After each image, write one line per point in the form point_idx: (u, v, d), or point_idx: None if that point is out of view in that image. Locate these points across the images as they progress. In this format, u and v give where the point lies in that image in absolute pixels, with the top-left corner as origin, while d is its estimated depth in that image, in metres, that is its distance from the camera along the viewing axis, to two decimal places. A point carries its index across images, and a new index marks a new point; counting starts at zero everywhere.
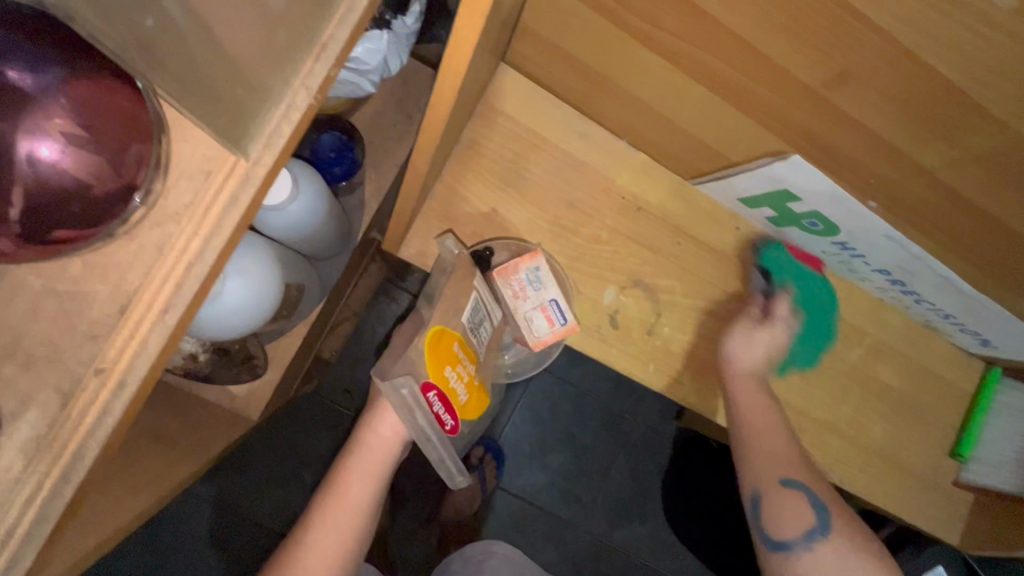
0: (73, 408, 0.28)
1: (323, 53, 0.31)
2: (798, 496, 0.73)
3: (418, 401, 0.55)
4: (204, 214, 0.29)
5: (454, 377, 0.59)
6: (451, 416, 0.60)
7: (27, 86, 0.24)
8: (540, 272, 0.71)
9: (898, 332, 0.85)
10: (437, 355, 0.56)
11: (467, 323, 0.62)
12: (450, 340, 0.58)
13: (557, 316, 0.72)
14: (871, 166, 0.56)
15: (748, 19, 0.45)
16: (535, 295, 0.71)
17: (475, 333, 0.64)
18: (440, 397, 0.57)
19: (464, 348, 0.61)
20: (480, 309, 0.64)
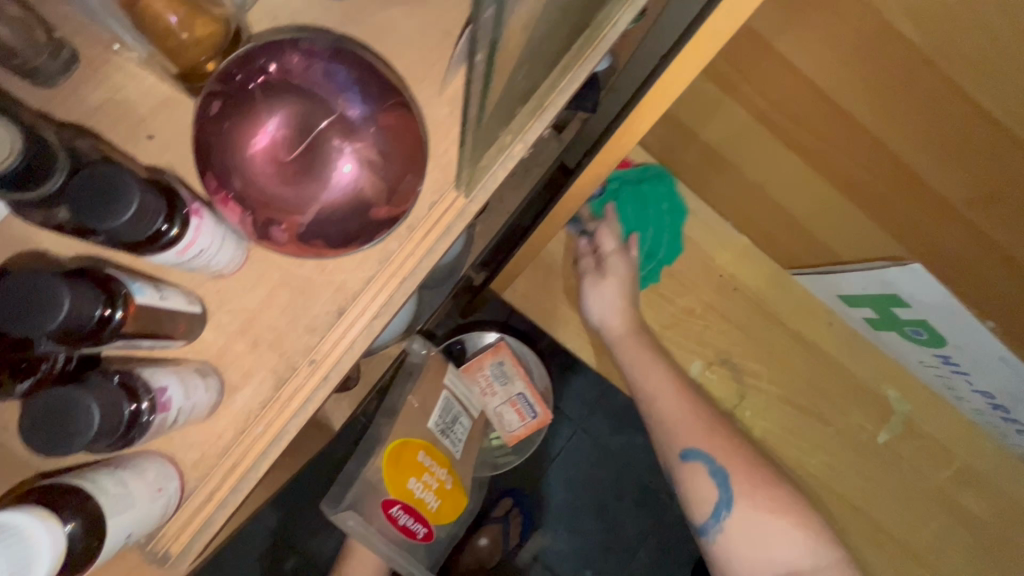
0: (285, 391, 0.30)
1: (542, 116, 0.36)
2: (699, 469, 0.67)
3: (379, 517, 0.58)
4: (422, 238, 0.32)
5: (420, 487, 0.60)
6: (422, 524, 0.62)
7: (353, 118, 0.29)
8: (504, 367, 0.81)
9: (991, 461, 0.81)
10: (397, 471, 0.58)
11: (435, 428, 0.63)
12: (414, 451, 0.60)
13: (525, 407, 0.84)
14: (1003, 288, 0.56)
15: (901, 131, 0.48)
16: (503, 389, 0.81)
17: (447, 434, 0.64)
18: (406, 509, 0.59)
19: (432, 454, 0.61)
20: (452, 408, 0.66)
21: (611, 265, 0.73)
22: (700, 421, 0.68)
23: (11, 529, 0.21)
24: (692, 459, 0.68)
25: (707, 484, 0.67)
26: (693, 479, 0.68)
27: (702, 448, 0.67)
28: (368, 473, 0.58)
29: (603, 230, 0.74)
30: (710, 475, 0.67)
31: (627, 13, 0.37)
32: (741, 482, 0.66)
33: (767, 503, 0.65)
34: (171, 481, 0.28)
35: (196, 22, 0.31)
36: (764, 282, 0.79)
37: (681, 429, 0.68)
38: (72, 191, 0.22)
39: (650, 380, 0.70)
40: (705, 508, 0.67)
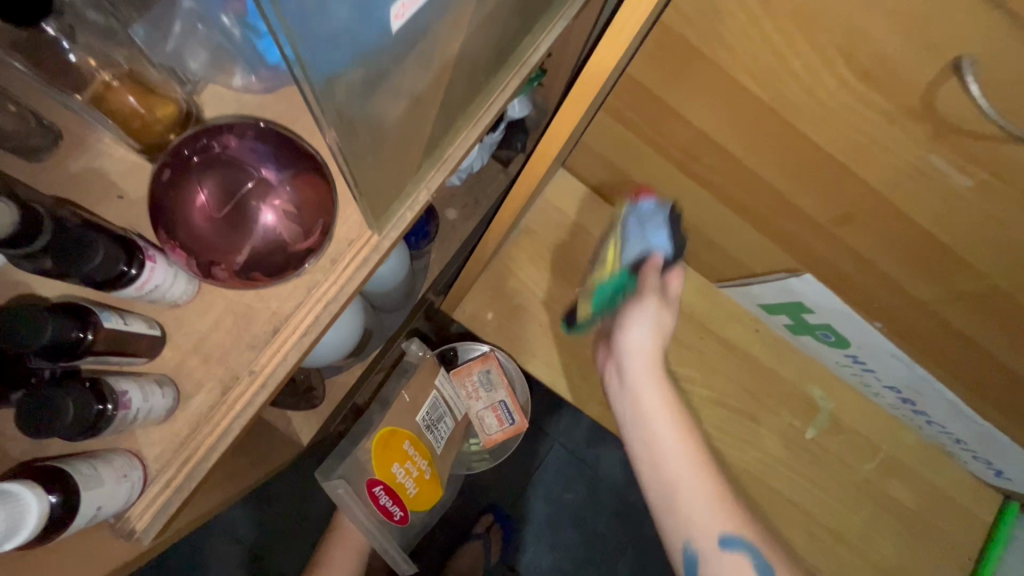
0: (230, 396, 0.38)
1: (443, 167, 0.43)
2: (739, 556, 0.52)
3: (362, 493, 0.71)
4: (342, 269, 0.40)
5: (402, 473, 0.72)
6: (399, 507, 0.74)
7: (273, 180, 0.39)
8: (489, 375, 0.88)
9: (912, 452, 0.88)
10: (384, 455, 0.70)
11: (421, 422, 0.75)
12: (400, 440, 0.72)
13: (506, 415, 0.90)
14: (879, 295, 0.64)
15: (768, 163, 0.57)
16: (487, 395, 0.89)
17: (430, 430, 0.76)
18: (387, 491, 0.71)
19: (416, 446, 0.74)
20: (438, 407, 0.78)
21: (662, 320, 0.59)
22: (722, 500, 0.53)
23: (15, 493, 0.29)
24: (696, 551, 0.53)
25: None
26: (714, 569, 0.52)
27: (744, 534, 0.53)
28: (358, 455, 0.71)
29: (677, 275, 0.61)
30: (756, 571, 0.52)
31: (515, 80, 0.45)
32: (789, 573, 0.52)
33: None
34: (136, 469, 0.35)
35: (155, 104, 0.39)
36: (695, 295, 0.87)
37: (698, 504, 0.53)
38: (52, 247, 0.29)
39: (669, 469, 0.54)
40: None
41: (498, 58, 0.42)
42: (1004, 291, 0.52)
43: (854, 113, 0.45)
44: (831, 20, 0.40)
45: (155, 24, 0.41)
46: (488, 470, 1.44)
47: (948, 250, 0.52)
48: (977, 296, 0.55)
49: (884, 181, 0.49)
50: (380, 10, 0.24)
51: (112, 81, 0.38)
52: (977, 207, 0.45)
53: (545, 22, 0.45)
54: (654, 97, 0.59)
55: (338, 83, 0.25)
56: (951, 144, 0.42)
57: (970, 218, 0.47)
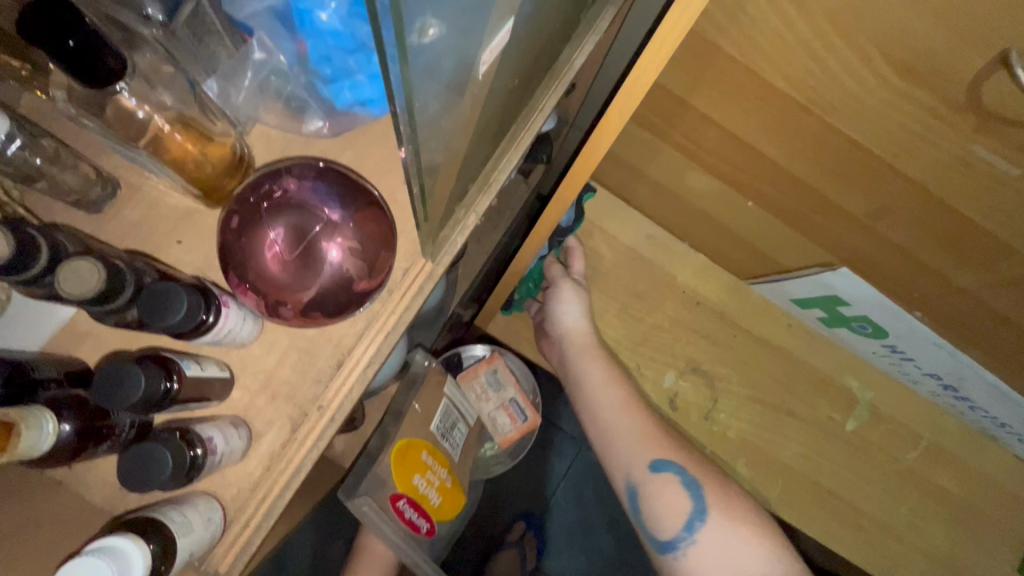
0: (300, 432, 0.38)
1: (489, 190, 0.44)
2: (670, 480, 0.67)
3: (388, 508, 0.67)
4: (400, 298, 0.40)
5: (423, 483, 0.71)
6: (423, 519, 0.73)
7: (334, 218, 0.40)
8: (496, 375, 0.89)
9: (954, 437, 0.87)
10: (403, 468, 0.67)
11: (436, 431, 0.73)
12: (418, 450, 0.70)
13: (517, 411, 0.91)
14: (918, 284, 0.64)
15: (802, 162, 0.57)
16: (497, 395, 0.89)
17: (445, 438, 0.75)
18: (410, 503, 0.69)
19: (434, 456, 0.72)
20: (449, 413, 0.76)
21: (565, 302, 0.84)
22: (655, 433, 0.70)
23: (116, 549, 0.29)
24: (635, 482, 0.69)
25: (679, 494, 0.66)
26: (651, 494, 0.68)
27: (671, 458, 0.68)
28: (377, 470, 0.67)
29: None
30: (682, 485, 0.67)
31: (553, 97, 0.46)
32: (712, 491, 0.66)
33: (738, 513, 0.65)
34: (216, 512, 0.35)
35: (210, 146, 0.39)
36: (725, 294, 0.87)
37: (628, 455, 0.70)
38: (139, 303, 0.30)
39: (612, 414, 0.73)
40: (674, 521, 0.66)
41: (540, 77, 0.43)
42: None
43: (894, 109, 0.45)
44: (872, 20, 0.40)
45: (227, 77, 0.41)
46: (519, 478, 1.44)
47: (993, 238, 0.51)
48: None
49: (925, 173, 0.49)
50: (472, 55, 0.26)
51: (164, 126, 0.37)
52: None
53: (579, 39, 0.46)
54: (683, 102, 0.59)
55: (428, 123, 0.26)
56: (997, 135, 0.42)
57: (1016, 204, 0.47)
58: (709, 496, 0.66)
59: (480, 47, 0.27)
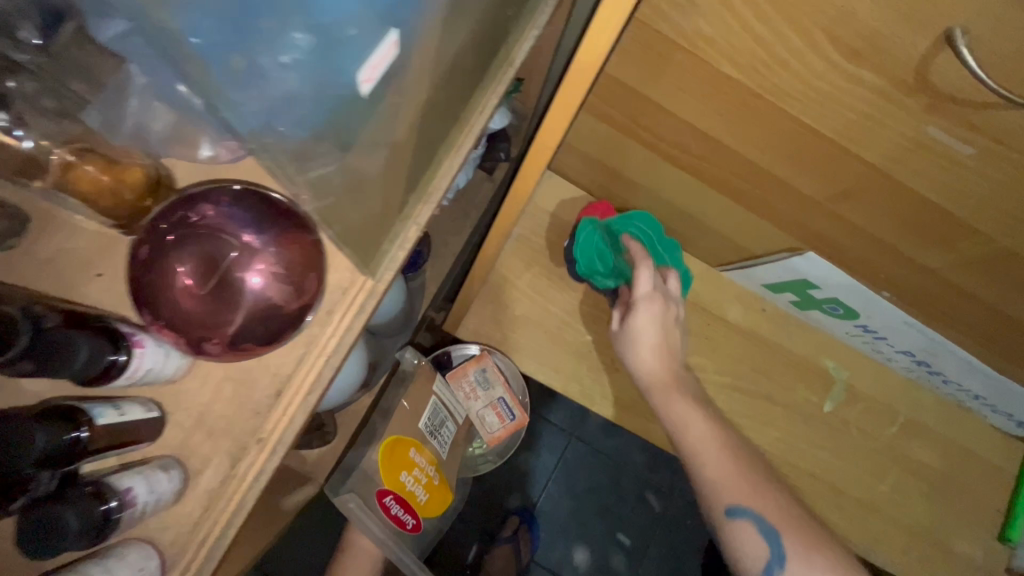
0: (239, 468, 0.36)
1: (430, 199, 0.42)
2: (747, 525, 0.64)
3: (373, 506, 0.68)
4: (339, 319, 0.39)
5: (411, 479, 0.72)
6: (411, 515, 0.73)
7: (256, 244, 0.39)
8: (485, 374, 0.89)
9: (930, 410, 0.88)
10: (391, 463, 0.69)
11: (424, 428, 0.74)
12: (406, 447, 0.71)
13: (505, 409, 0.93)
14: (885, 265, 0.63)
15: (759, 149, 0.56)
16: (486, 394, 0.90)
17: (435, 435, 0.76)
18: (396, 499, 0.70)
19: (421, 453, 0.73)
20: (439, 411, 0.77)
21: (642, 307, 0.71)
22: (726, 454, 0.67)
23: None
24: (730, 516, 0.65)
25: (757, 544, 0.63)
26: (731, 532, 0.65)
27: (748, 505, 0.64)
28: (364, 466, 0.68)
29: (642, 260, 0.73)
30: (759, 533, 0.64)
31: (494, 97, 0.44)
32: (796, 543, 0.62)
33: (807, 548, 0.62)
34: (151, 559, 0.34)
35: (126, 174, 0.38)
36: (696, 282, 0.86)
37: (708, 489, 0.67)
38: (35, 354, 0.29)
39: (692, 433, 0.69)
40: (754, 560, 0.64)
41: (476, 78, 0.41)
42: (1012, 251, 0.51)
43: (846, 92, 0.44)
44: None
45: (108, 105, 0.37)
46: (508, 473, 1.44)
47: (953, 218, 0.50)
48: (986, 259, 0.54)
49: (882, 156, 0.48)
50: (344, 78, 0.25)
51: (68, 157, 0.36)
52: (981, 173, 0.44)
53: (517, 35, 0.44)
54: (637, 93, 0.58)
55: (284, 140, 0.26)
56: (949, 113, 0.41)
57: (973, 184, 0.46)
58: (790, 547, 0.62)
59: (354, 66, 0.25)
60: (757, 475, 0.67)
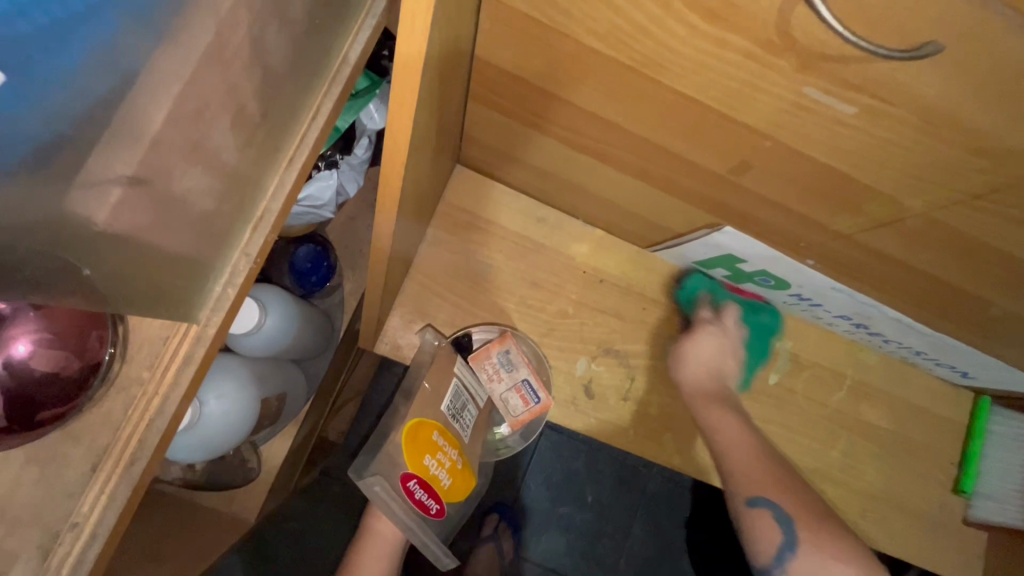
0: (52, 561, 0.32)
1: (259, 225, 0.37)
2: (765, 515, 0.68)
3: (398, 490, 0.60)
4: (162, 374, 0.35)
5: (435, 463, 0.63)
6: (435, 501, 0.65)
7: (12, 313, 0.34)
8: (510, 354, 0.75)
9: (876, 369, 0.87)
10: (415, 447, 0.61)
11: (447, 411, 0.65)
12: (429, 430, 0.63)
13: (530, 394, 0.76)
14: (802, 235, 0.60)
15: (649, 126, 0.51)
16: (509, 376, 0.75)
17: (457, 419, 0.67)
18: (421, 485, 0.62)
19: (445, 435, 0.65)
20: (460, 395, 0.68)
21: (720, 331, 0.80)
22: (767, 468, 0.71)
23: None
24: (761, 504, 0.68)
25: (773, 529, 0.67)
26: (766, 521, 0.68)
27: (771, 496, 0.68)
28: (386, 449, 0.60)
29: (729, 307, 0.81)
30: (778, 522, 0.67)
31: (327, 101, 0.39)
32: (806, 528, 0.66)
33: (822, 543, 0.65)
34: None
35: None
36: (627, 266, 0.83)
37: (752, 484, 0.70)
38: None
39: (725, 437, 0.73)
40: (765, 548, 0.68)
41: (296, 84, 0.36)
42: (919, 212, 0.48)
43: (713, 57, 0.40)
44: None
45: None
46: None
47: (855, 182, 0.47)
48: (897, 221, 0.51)
49: (766, 123, 0.44)
50: None
51: None
52: (869, 133, 0.41)
53: (343, 30, 0.39)
54: (514, 78, 0.53)
55: None
56: (820, 72, 0.37)
57: (865, 145, 0.42)
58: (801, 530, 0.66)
59: None
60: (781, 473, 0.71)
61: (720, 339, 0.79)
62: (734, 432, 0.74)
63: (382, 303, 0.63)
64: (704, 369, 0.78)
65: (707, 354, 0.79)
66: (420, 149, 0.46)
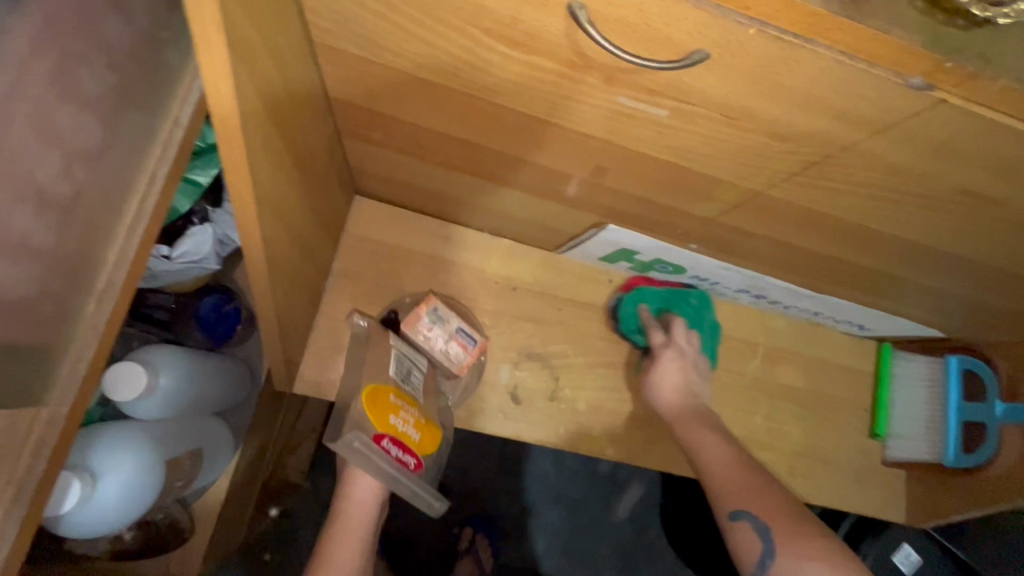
0: None
1: (103, 297, 0.40)
2: (748, 531, 0.59)
3: (373, 452, 0.61)
4: (14, 462, 0.36)
5: (401, 421, 0.64)
6: (411, 455, 0.66)
7: None
8: (439, 311, 0.75)
9: (786, 333, 0.92)
10: (377, 409, 0.62)
11: (396, 376, 0.67)
12: (386, 394, 0.64)
13: (466, 338, 0.76)
14: (676, 223, 0.63)
15: (506, 142, 0.54)
16: (444, 331, 0.75)
17: (407, 382, 0.68)
18: (394, 443, 0.63)
19: (402, 396, 0.66)
20: (404, 361, 0.69)
21: (669, 364, 0.77)
22: (749, 474, 0.64)
23: None
24: (742, 516, 0.60)
25: (752, 542, 0.58)
26: (742, 537, 0.59)
27: (748, 506, 0.60)
28: (351, 415, 0.61)
29: (677, 321, 0.80)
30: (757, 531, 0.59)
31: (160, 164, 0.42)
32: (787, 533, 0.57)
33: (806, 539, 0.56)
34: None
35: None
36: (538, 270, 0.85)
37: (732, 489, 0.63)
38: None
39: (707, 450, 0.68)
40: (749, 559, 0.58)
41: (117, 160, 0.38)
42: (758, 192, 0.52)
43: (533, 75, 0.42)
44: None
45: None
46: None
47: (697, 173, 0.51)
48: (745, 202, 0.55)
49: (602, 128, 0.47)
50: None
51: None
52: (686, 130, 0.44)
53: (164, 98, 0.41)
54: (374, 112, 0.55)
55: None
56: (622, 83, 0.40)
57: (689, 141, 0.45)
58: (778, 535, 0.57)
59: None
60: (756, 478, 0.63)
61: (682, 364, 0.77)
62: (720, 449, 0.67)
63: (284, 344, 0.63)
64: (666, 379, 0.76)
65: (673, 380, 0.77)
66: (277, 198, 0.47)
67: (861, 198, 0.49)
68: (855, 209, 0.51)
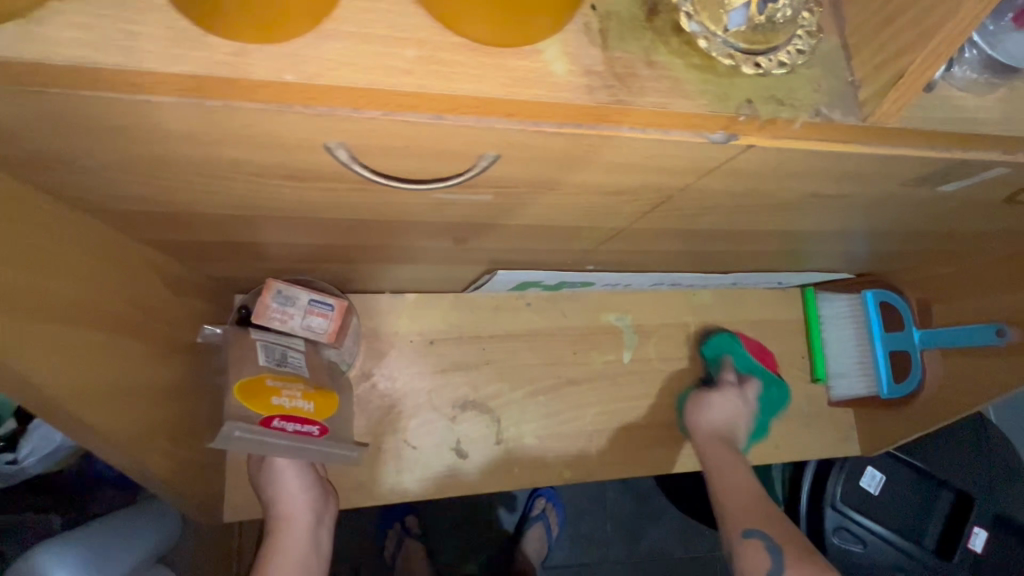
0: None
1: None
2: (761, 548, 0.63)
3: (266, 433, 0.54)
4: None
5: (288, 398, 0.57)
6: (315, 423, 0.58)
7: None
8: (285, 289, 0.62)
9: (712, 305, 0.92)
10: (253, 397, 0.55)
11: (268, 364, 0.58)
12: (259, 382, 0.56)
13: (323, 305, 0.64)
14: (560, 257, 0.61)
15: (351, 237, 0.50)
16: (298, 309, 0.62)
17: (286, 365, 0.60)
18: (288, 418, 0.56)
19: (281, 377, 0.58)
20: (275, 348, 0.60)
21: (730, 392, 0.81)
22: (751, 505, 0.68)
23: None
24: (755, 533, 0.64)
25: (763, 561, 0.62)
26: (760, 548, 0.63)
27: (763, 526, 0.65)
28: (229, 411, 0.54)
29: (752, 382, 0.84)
30: (768, 551, 0.62)
31: None
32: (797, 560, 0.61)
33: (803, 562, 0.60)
34: None
35: None
36: (451, 315, 0.82)
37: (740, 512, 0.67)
38: None
39: (719, 481, 0.73)
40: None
41: None
42: (620, 227, 0.49)
43: (338, 194, 0.38)
44: (189, 160, 0.31)
45: None
46: None
47: (553, 225, 0.47)
48: (613, 234, 0.52)
49: (437, 213, 0.43)
50: None
51: None
52: (518, 203, 0.41)
53: None
54: (201, 242, 0.49)
55: None
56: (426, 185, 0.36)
57: (526, 209, 0.42)
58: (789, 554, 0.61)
59: None
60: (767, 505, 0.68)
61: (727, 399, 0.81)
62: (739, 477, 0.72)
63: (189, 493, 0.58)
64: (721, 400, 0.80)
65: (718, 415, 0.80)
66: (108, 383, 0.43)
67: (721, 214, 0.47)
68: (721, 221, 0.49)
